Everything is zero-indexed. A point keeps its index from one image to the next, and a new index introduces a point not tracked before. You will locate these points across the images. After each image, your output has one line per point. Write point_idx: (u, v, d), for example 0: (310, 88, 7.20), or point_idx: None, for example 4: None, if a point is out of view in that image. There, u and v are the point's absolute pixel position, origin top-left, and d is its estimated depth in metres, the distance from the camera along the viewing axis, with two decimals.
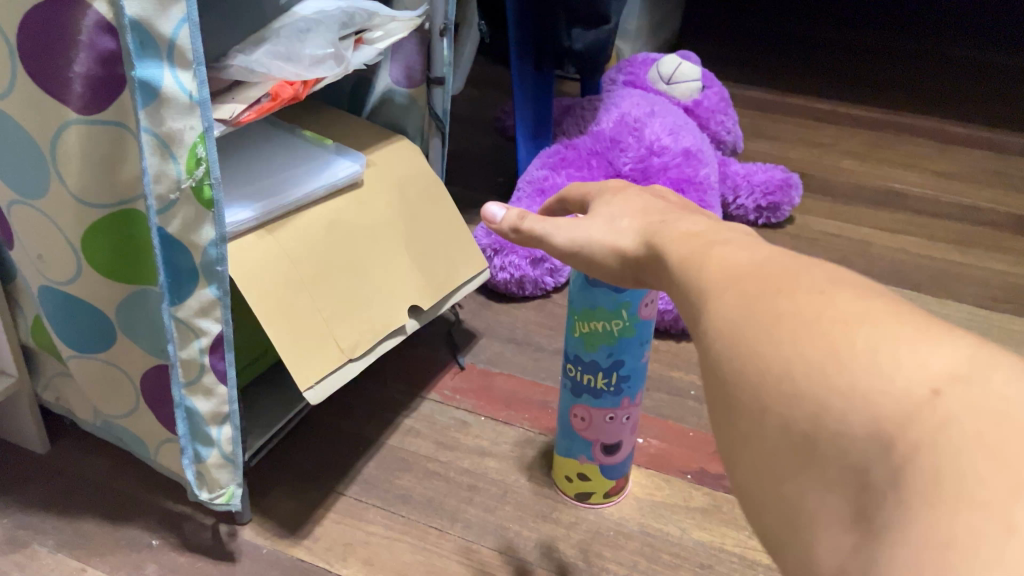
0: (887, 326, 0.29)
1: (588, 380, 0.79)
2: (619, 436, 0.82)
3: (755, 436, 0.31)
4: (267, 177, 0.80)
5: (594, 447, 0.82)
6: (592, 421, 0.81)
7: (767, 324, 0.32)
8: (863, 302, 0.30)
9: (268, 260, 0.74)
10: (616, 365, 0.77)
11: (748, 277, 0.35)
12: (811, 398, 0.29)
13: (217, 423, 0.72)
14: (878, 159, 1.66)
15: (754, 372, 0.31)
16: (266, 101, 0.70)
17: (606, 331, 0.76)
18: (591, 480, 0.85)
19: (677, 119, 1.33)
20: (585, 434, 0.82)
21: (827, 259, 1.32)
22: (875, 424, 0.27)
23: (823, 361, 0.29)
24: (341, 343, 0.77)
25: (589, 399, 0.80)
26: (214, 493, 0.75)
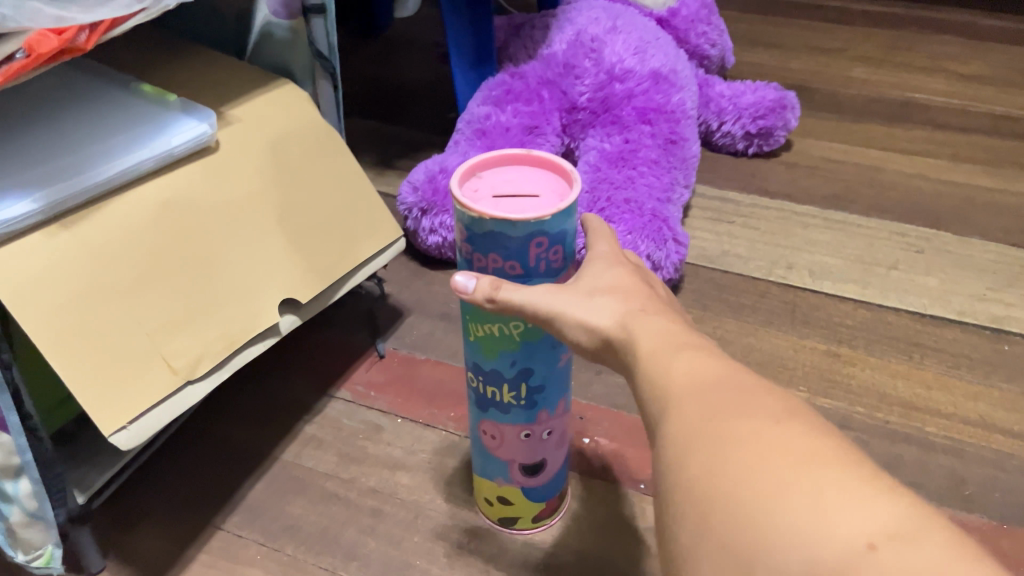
0: (839, 480, 0.34)
1: (492, 393, 0.62)
2: (541, 454, 0.66)
3: (696, 553, 0.37)
4: (70, 156, 0.62)
5: (512, 470, 0.66)
6: (504, 439, 0.64)
7: (726, 452, 0.38)
8: (814, 445, 0.36)
9: (61, 266, 0.57)
10: (523, 374, 0.61)
11: (711, 396, 0.41)
12: (756, 528, 0.35)
13: (11, 477, 0.57)
14: (895, 64, 1.42)
15: (706, 493, 0.37)
16: (20, 60, 0.52)
17: (504, 334, 0.58)
18: (512, 506, 0.69)
19: (644, 34, 1.11)
20: (499, 454, 0.66)
21: (830, 191, 1.12)
22: (810, 563, 0.32)
23: (773, 498, 0.35)
24: (174, 363, 0.61)
25: (496, 414, 0.63)
26: (31, 555, 0.60)
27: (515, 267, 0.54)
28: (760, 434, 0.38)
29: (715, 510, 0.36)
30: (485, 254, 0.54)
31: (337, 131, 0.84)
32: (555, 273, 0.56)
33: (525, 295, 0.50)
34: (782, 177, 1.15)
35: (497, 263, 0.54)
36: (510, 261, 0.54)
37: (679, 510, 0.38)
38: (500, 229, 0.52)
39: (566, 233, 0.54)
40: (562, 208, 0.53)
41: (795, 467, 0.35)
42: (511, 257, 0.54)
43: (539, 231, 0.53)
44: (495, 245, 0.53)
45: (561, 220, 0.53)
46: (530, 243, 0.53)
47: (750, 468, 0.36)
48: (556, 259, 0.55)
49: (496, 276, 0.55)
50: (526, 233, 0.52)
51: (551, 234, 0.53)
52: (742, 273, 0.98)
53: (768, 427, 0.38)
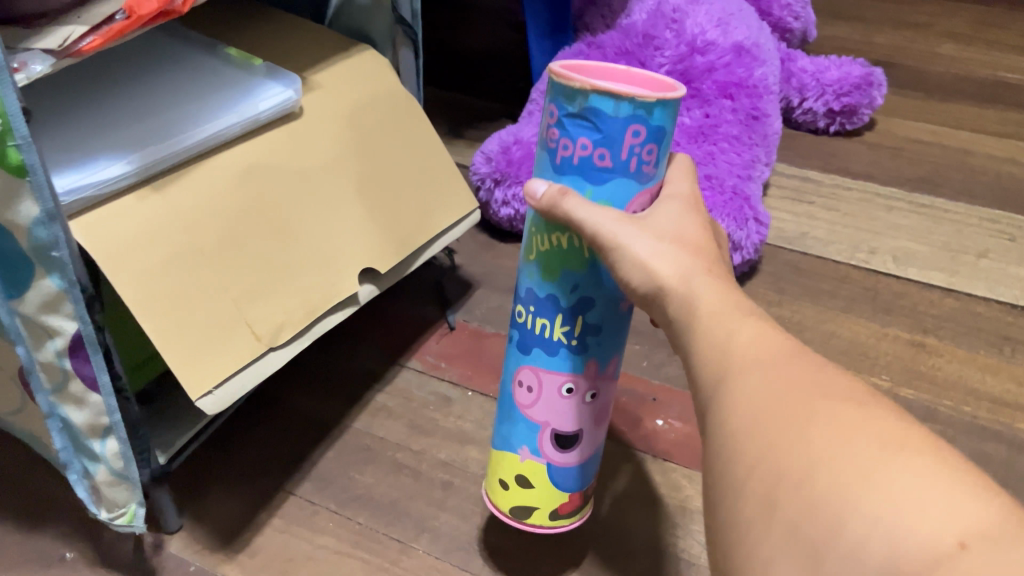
0: (929, 469, 0.30)
1: (542, 328, 0.57)
2: (579, 424, 0.59)
3: (757, 537, 0.33)
4: (159, 119, 0.62)
5: (543, 435, 0.60)
6: (542, 392, 0.59)
7: (798, 433, 0.34)
8: (899, 432, 0.32)
9: (151, 229, 0.57)
10: (579, 308, 0.56)
11: (785, 375, 0.37)
12: (828, 513, 0.31)
13: (99, 436, 0.57)
14: (985, 41, 1.35)
15: (770, 471, 0.34)
16: (120, 20, 0.52)
17: (570, 247, 0.54)
18: (533, 489, 0.62)
19: (727, 5, 1.07)
20: (530, 413, 0.60)
21: (915, 174, 1.07)
22: (893, 562, 0.28)
23: (851, 484, 0.31)
24: (257, 330, 0.61)
25: (540, 356, 0.58)
26: (114, 513, 0.61)
27: (604, 157, 0.50)
28: (838, 413, 0.34)
29: (782, 493, 0.33)
30: (574, 139, 0.50)
31: (416, 100, 0.83)
32: (646, 181, 0.52)
33: (587, 214, 0.48)
34: (863, 157, 1.11)
35: (585, 149, 0.50)
36: (600, 149, 0.50)
37: (739, 490, 0.35)
38: (599, 108, 0.48)
39: (667, 129, 0.50)
40: (670, 98, 0.49)
41: (879, 450, 0.32)
42: (604, 144, 0.50)
43: (639, 118, 0.49)
44: (587, 126, 0.49)
45: (665, 112, 0.49)
46: (628, 128, 0.49)
47: (825, 450, 0.33)
48: (649, 162, 0.51)
49: (581, 167, 0.51)
50: (626, 114, 0.48)
51: (651, 126, 0.49)
52: (821, 255, 0.95)
53: (845, 406, 0.34)
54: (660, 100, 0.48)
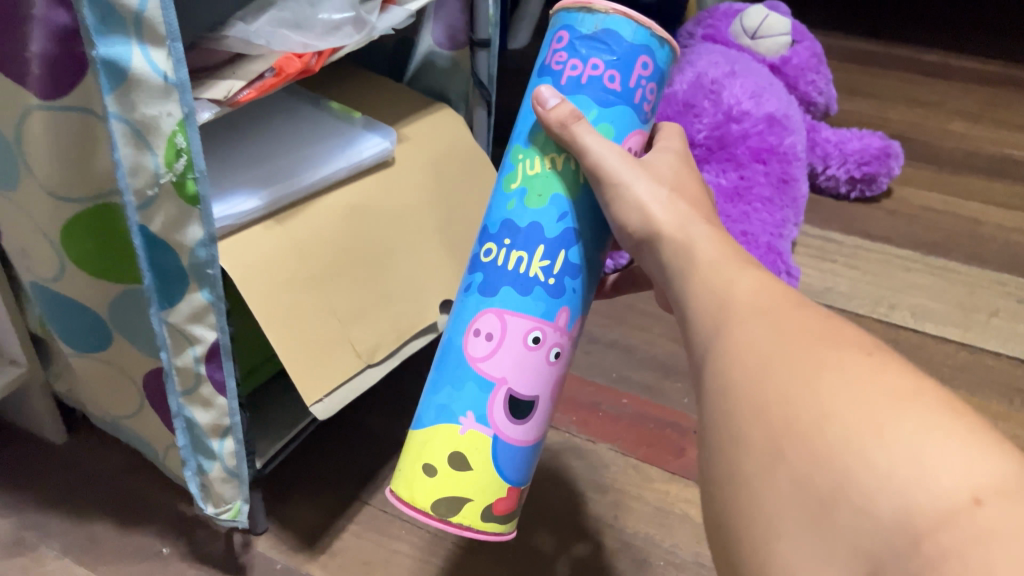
0: (941, 421, 0.31)
1: (516, 262, 0.55)
2: (537, 389, 0.56)
3: (763, 485, 0.35)
4: (280, 162, 0.71)
5: (496, 397, 0.55)
6: (504, 339, 0.55)
7: (807, 382, 0.35)
8: (910, 383, 0.33)
9: (277, 255, 0.66)
10: (563, 240, 0.55)
11: (790, 328, 0.39)
12: (838, 467, 0.32)
13: (218, 436, 0.65)
14: (993, 120, 1.46)
15: (777, 419, 0.35)
16: (270, 77, 0.61)
17: (567, 169, 0.54)
18: (471, 472, 0.56)
19: (760, 79, 1.18)
20: (485, 366, 0.55)
21: (929, 239, 1.16)
22: (905, 514, 0.29)
23: (863, 435, 0.32)
24: (358, 347, 0.69)
25: (509, 295, 0.55)
26: (220, 508, 0.68)
27: (614, 78, 0.53)
28: (848, 362, 0.35)
29: (789, 443, 0.34)
30: (584, 60, 0.53)
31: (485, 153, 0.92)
32: (644, 119, 0.56)
33: (596, 144, 0.52)
34: (882, 222, 1.20)
35: (596, 70, 0.53)
36: (611, 71, 0.53)
37: (743, 436, 0.37)
38: (616, 30, 0.52)
39: (665, 69, 0.55)
40: (672, 41, 0.55)
41: (891, 401, 0.32)
42: (615, 65, 0.53)
43: (648, 49, 0.53)
44: (602, 46, 0.53)
45: (666, 53, 0.54)
46: (639, 56, 0.53)
47: (835, 402, 0.33)
48: (649, 98, 0.55)
49: (590, 87, 0.54)
50: (640, 38, 0.53)
51: (655, 62, 0.54)
52: (844, 309, 1.03)
53: (854, 355, 0.35)
54: (665, 37, 0.54)
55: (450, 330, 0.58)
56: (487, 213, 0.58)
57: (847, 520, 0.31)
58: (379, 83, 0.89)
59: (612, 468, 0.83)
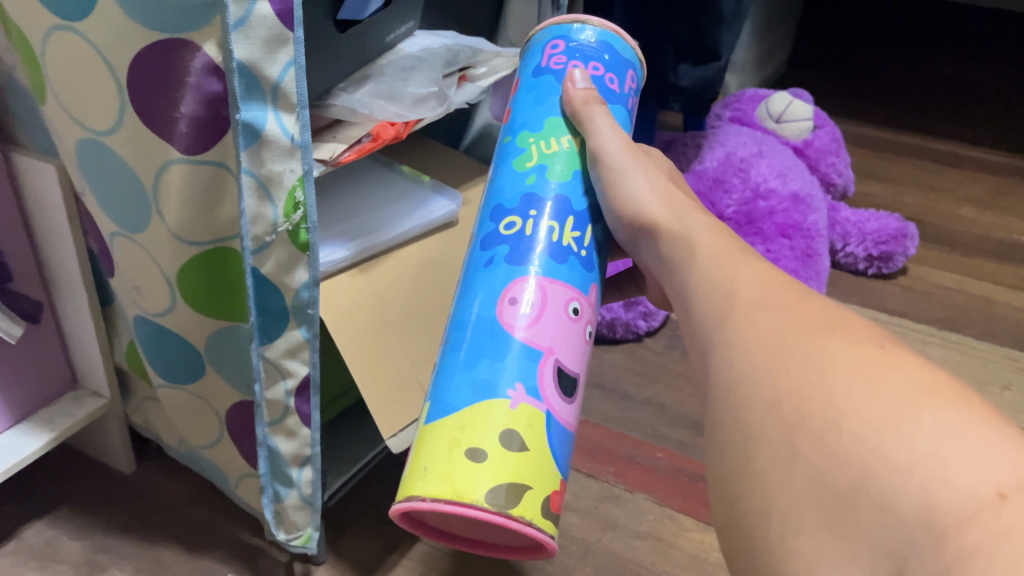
0: (962, 419, 0.31)
1: (549, 230, 0.52)
2: (575, 366, 0.51)
3: (779, 480, 0.35)
4: (361, 218, 0.79)
5: (544, 367, 0.49)
6: (547, 305, 0.50)
7: (821, 378, 0.36)
8: (928, 383, 0.34)
9: (361, 302, 0.73)
10: (585, 216, 0.55)
11: (801, 322, 0.40)
12: (857, 463, 0.32)
13: (298, 464, 0.71)
14: (1002, 208, 1.54)
15: (792, 413, 0.36)
16: (368, 141, 0.68)
17: (582, 150, 0.56)
18: (529, 452, 0.47)
19: (785, 160, 1.26)
20: (529, 334, 0.49)
21: (943, 315, 1.23)
22: (929, 511, 0.29)
23: (883, 432, 0.32)
24: (426, 390, 0.76)
25: (547, 263, 0.52)
26: (291, 534, 0.74)
27: (609, 78, 0.59)
28: (862, 359, 0.36)
29: (804, 437, 0.35)
30: (583, 63, 0.58)
31: None
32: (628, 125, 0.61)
33: (610, 123, 0.54)
34: (898, 298, 1.27)
35: (597, 71, 0.58)
36: (609, 74, 0.59)
37: (756, 432, 0.37)
38: (606, 42, 0.60)
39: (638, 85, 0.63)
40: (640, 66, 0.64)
41: (909, 399, 0.33)
42: (610, 69, 0.59)
43: (632, 63, 0.61)
44: (597, 53, 0.59)
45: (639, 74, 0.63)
46: (627, 69, 0.61)
47: (852, 399, 0.34)
48: (632, 107, 0.61)
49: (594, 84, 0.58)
50: (626, 53, 0.61)
51: (637, 76, 0.62)
52: None
53: (868, 352, 0.36)
54: (639, 58, 0.63)
55: (462, 313, 0.52)
56: (493, 198, 0.55)
57: (867, 518, 0.31)
58: (442, 151, 0.96)
59: (649, 516, 0.88)
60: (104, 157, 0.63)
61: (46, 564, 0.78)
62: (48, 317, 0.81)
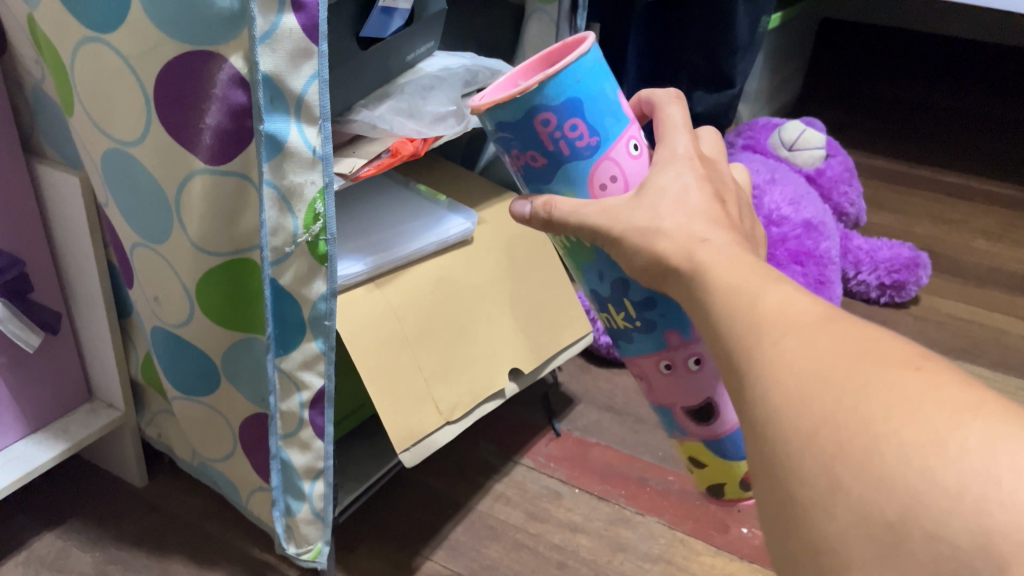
0: (1011, 433, 0.29)
1: (612, 320, 0.58)
2: (701, 395, 0.57)
3: (824, 514, 0.32)
4: (378, 236, 0.79)
5: (678, 418, 0.59)
6: (647, 377, 0.59)
7: (846, 399, 0.32)
8: (968, 393, 0.31)
9: (375, 316, 0.73)
10: (621, 290, 0.55)
11: (815, 328, 0.36)
12: (903, 489, 0.29)
13: (310, 478, 0.71)
14: (1015, 240, 1.53)
15: (830, 443, 0.32)
16: (386, 157, 0.69)
17: (572, 245, 0.56)
18: (713, 465, 0.62)
19: (798, 188, 1.26)
20: (656, 399, 0.60)
21: (956, 345, 1.22)
22: (983, 536, 0.27)
23: (927, 452, 0.29)
24: (439, 406, 0.76)
25: (624, 347, 0.59)
26: (301, 549, 0.74)
27: (534, 157, 0.52)
28: (896, 378, 0.32)
29: (846, 465, 0.31)
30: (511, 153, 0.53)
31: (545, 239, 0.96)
32: (591, 153, 0.52)
33: (575, 213, 0.51)
34: (911, 327, 1.26)
35: (521, 160, 0.53)
36: (531, 152, 0.52)
37: (794, 460, 0.33)
38: (501, 118, 0.50)
39: (572, 97, 0.50)
40: (552, 73, 0.49)
41: (949, 415, 0.30)
42: (528, 147, 0.51)
43: (539, 107, 0.49)
44: (506, 137, 0.52)
45: (558, 87, 0.49)
46: (537, 122, 0.50)
47: (891, 424, 0.31)
48: (580, 135, 0.51)
49: (533, 176, 0.54)
50: (523, 111, 0.49)
51: (556, 105, 0.49)
52: None
53: (902, 371, 0.32)
54: (539, 83, 0.48)
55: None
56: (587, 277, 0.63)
57: (920, 547, 0.29)
58: (458, 172, 0.97)
59: (661, 539, 0.87)
60: (129, 168, 0.64)
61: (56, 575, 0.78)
62: (66, 329, 0.82)
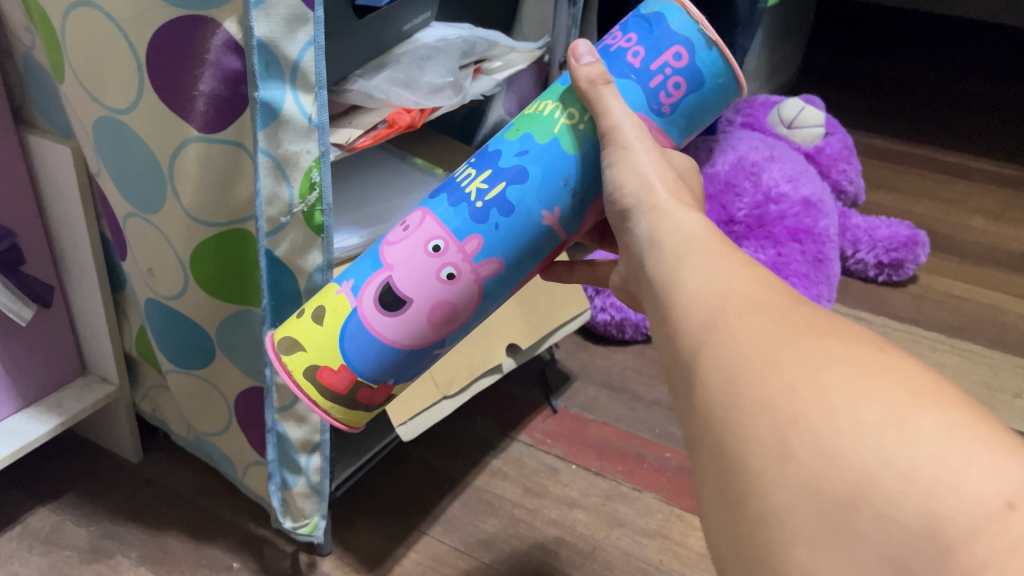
0: (964, 422, 0.29)
1: (463, 177, 0.58)
2: (407, 295, 0.57)
3: (773, 486, 0.31)
4: (374, 210, 0.78)
5: (376, 277, 0.58)
6: (413, 234, 0.57)
7: (811, 377, 0.32)
8: (926, 380, 0.31)
9: None
10: (510, 175, 0.56)
11: (778, 308, 0.37)
12: (856, 465, 0.29)
13: (307, 451, 0.70)
14: (1013, 219, 1.53)
15: (787, 414, 0.32)
16: (383, 128, 0.69)
17: (547, 115, 0.56)
18: (320, 330, 0.59)
19: (796, 165, 1.25)
20: (387, 250, 0.58)
21: (954, 324, 1.22)
22: (933, 518, 0.28)
23: (883, 432, 0.29)
24: (437, 379, 0.76)
25: (439, 200, 0.58)
26: (298, 522, 0.74)
27: (632, 40, 0.55)
28: (860, 355, 0.33)
29: (800, 436, 0.31)
30: (624, 39, 0.56)
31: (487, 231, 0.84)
32: (653, 108, 0.55)
33: (614, 109, 0.53)
34: (909, 306, 1.26)
35: (627, 45, 0.55)
36: (638, 48, 0.55)
37: (747, 432, 0.33)
38: (665, 15, 0.55)
39: (703, 76, 0.55)
40: (722, 52, 0.54)
41: (909, 400, 0.30)
42: (643, 44, 0.55)
43: (688, 45, 0.54)
44: (640, 19, 0.56)
45: (710, 62, 0.55)
46: (674, 48, 0.54)
47: (846, 400, 0.31)
48: (670, 91, 0.55)
49: (614, 56, 0.56)
50: (686, 30, 0.54)
51: (694, 61, 0.54)
52: None
53: (863, 351, 0.33)
54: (713, 44, 0.54)
55: None
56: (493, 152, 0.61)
57: (867, 525, 0.29)
58: (456, 147, 0.96)
59: (658, 515, 0.86)
60: (121, 135, 0.63)
61: (51, 549, 0.78)
62: (59, 302, 0.81)
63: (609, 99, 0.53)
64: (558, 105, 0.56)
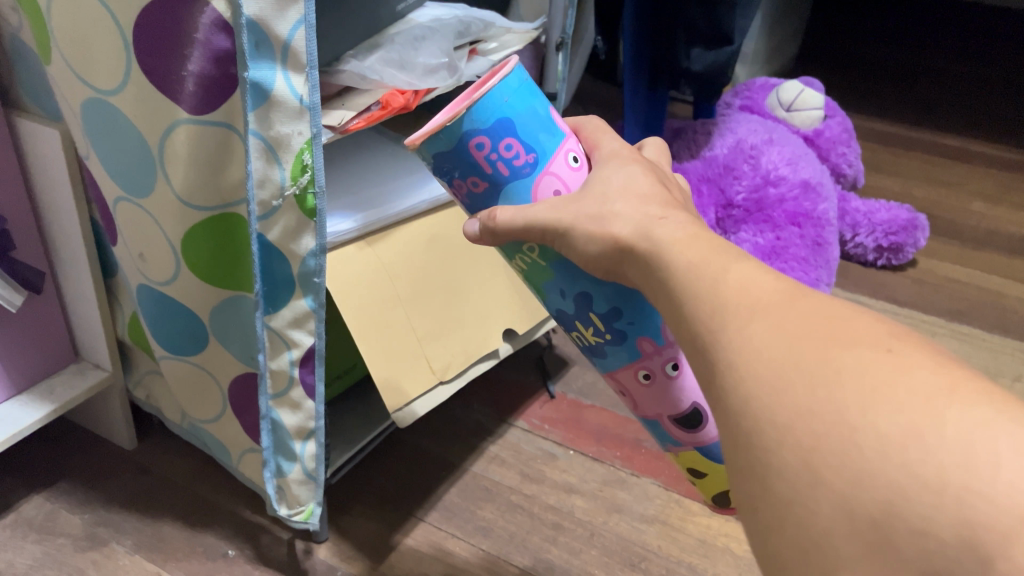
0: (990, 420, 0.28)
1: (580, 335, 0.55)
2: (687, 398, 0.54)
3: (806, 510, 0.31)
4: (368, 195, 0.77)
5: (669, 427, 0.56)
6: (630, 390, 0.55)
7: (826, 392, 0.31)
8: (942, 376, 0.30)
9: (367, 274, 0.72)
10: (585, 308, 0.52)
11: (777, 311, 0.35)
12: (884, 484, 0.29)
13: (302, 438, 0.70)
14: (1013, 202, 1.52)
15: (807, 436, 0.31)
16: (376, 109, 0.67)
17: (531, 263, 0.53)
18: (707, 474, 0.58)
19: (796, 148, 1.23)
20: (641, 411, 0.56)
21: (954, 308, 1.21)
22: (967, 529, 0.27)
23: (907, 444, 0.29)
24: (433, 364, 0.75)
25: (604, 362, 0.55)
26: (293, 510, 0.73)
27: (463, 179, 0.51)
28: (871, 363, 0.31)
29: (824, 459, 0.30)
30: (451, 180, 0.52)
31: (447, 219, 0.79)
32: (530, 170, 0.50)
33: (519, 214, 0.48)
34: (908, 290, 1.25)
35: (462, 182, 0.51)
36: (472, 177, 0.50)
37: (773, 458, 0.32)
38: (437, 148, 0.49)
39: (501, 116, 0.48)
40: (478, 97, 0.48)
41: (926, 404, 0.29)
42: (467, 173, 0.50)
43: (469, 133, 0.48)
44: (436, 165, 0.51)
45: (483, 109, 0.48)
46: (469, 147, 0.49)
47: (865, 414, 0.30)
48: (516, 154, 0.49)
49: (477, 196, 0.51)
50: (458, 140, 0.48)
51: (484, 128, 0.48)
52: None
53: (874, 354, 0.32)
54: (464, 109, 0.48)
55: None
56: None
57: (906, 544, 0.28)
58: None
59: (657, 500, 0.86)
60: (110, 119, 0.62)
61: (45, 537, 0.77)
62: (49, 287, 0.80)
63: (510, 223, 0.48)
64: (518, 252, 0.53)
